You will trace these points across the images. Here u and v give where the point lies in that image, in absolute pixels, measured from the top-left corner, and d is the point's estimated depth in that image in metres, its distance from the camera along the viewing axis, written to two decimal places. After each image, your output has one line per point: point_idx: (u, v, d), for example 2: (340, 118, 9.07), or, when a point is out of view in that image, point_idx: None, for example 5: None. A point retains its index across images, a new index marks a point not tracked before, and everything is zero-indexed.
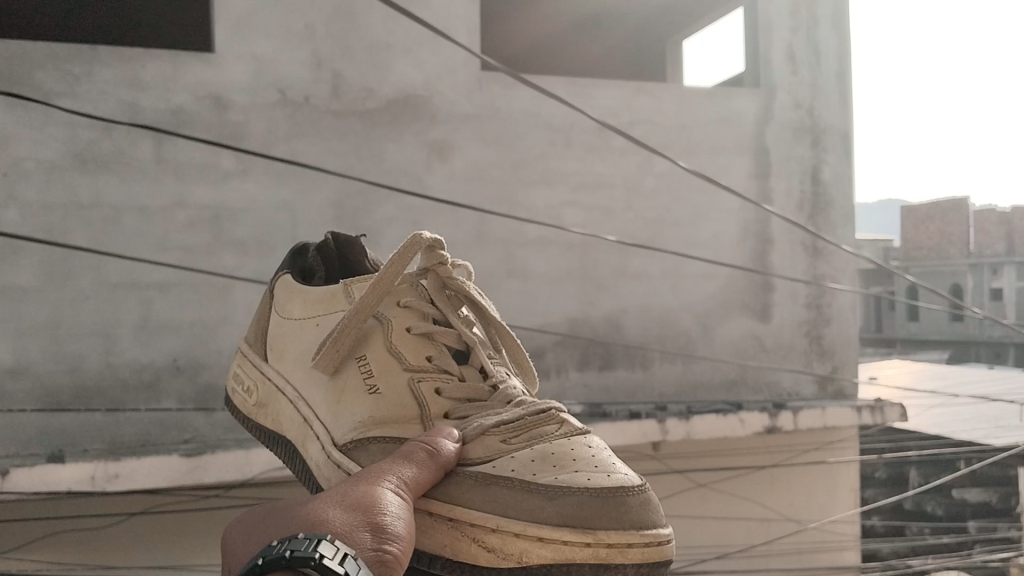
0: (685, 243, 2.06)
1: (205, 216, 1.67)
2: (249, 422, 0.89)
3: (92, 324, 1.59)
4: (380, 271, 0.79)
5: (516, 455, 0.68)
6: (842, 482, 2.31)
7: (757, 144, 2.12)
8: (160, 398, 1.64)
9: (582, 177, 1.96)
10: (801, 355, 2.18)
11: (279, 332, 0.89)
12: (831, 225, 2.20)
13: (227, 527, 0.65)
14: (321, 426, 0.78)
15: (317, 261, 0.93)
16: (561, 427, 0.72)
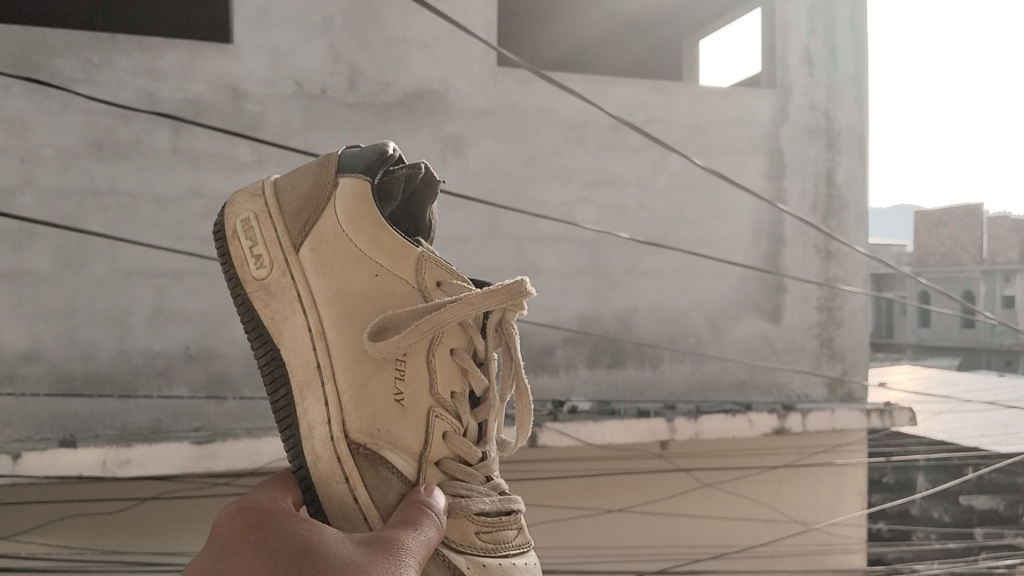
0: (697, 243, 2.06)
1: (221, 205, 1.67)
2: (234, 284, 0.73)
3: (107, 311, 1.60)
4: (479, 298, 0.72)
5: (483, 560, 0.68)
6: (853, 486, 2.29)
7: (771, 145, 2.12)
8: (172, 385, 1.65)
9: (595, 175, 1.96)
10: (812, 358, 2.18)
11: (325, 230, 0.75)
12: (845, 228, 2.20)
13: (226, 512, 0.59)
14: (335, 397, 0.72)
15: (396, 185, 0.77)
16: (518, 537, 0.72)
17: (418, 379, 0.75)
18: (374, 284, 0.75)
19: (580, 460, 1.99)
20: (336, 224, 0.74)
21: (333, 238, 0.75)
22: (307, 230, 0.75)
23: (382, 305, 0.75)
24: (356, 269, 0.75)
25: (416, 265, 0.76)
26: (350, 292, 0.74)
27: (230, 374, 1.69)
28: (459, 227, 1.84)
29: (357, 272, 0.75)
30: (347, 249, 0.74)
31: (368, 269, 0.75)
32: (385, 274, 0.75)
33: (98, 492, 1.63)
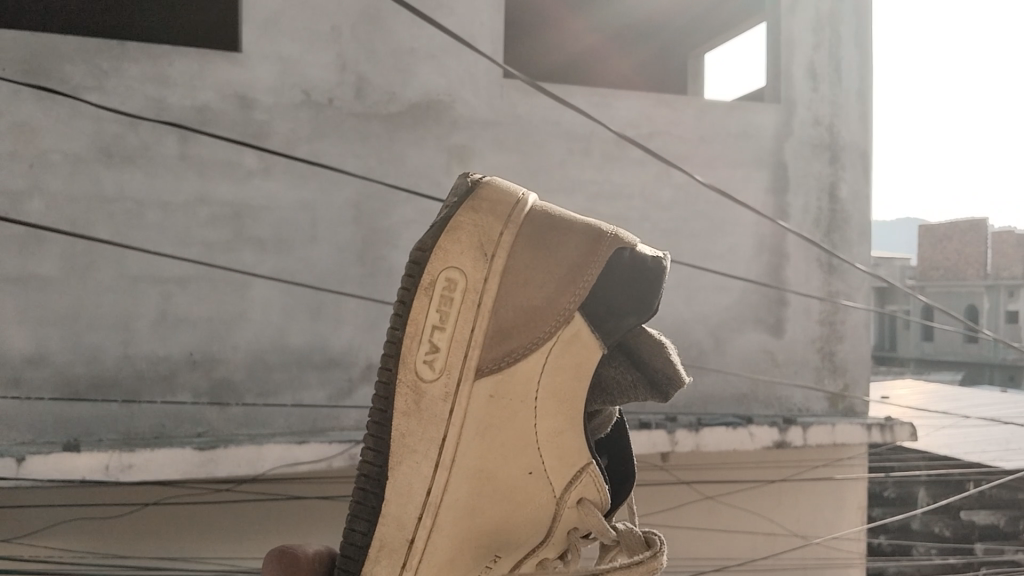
0: (701, 256, 2.06)
1: (227, 213, 1.68)
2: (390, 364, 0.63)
3: (112, 316, 1.61)
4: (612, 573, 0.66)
5: None
6: (853, 501, 2.29)
7: (775, 159, 2.12)
8: (175, 391, 1.66)
9: (600, 186, 1.97)
10: (813, 372, 2.18)
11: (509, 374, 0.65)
12: (847, 243, 2.20)
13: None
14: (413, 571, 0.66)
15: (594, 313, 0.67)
16: None
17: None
18: (522, 467, 0.68)
19: None
20: (530, 372, 0.66)
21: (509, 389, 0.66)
22: (494, 362, 0.65)
23: (511, 486, 0.68)
24: (514, 437, 0.67)
25: (572, 475, 0.69)
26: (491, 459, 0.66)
27: (233, 381, 1.70)
28: None
29: (513, 441, 0.67)
30: (522, 408, 0.67)
31: (524, 443, 0.67)
32: (535, 462, 0.68)
33: (98, 497, 1.63)
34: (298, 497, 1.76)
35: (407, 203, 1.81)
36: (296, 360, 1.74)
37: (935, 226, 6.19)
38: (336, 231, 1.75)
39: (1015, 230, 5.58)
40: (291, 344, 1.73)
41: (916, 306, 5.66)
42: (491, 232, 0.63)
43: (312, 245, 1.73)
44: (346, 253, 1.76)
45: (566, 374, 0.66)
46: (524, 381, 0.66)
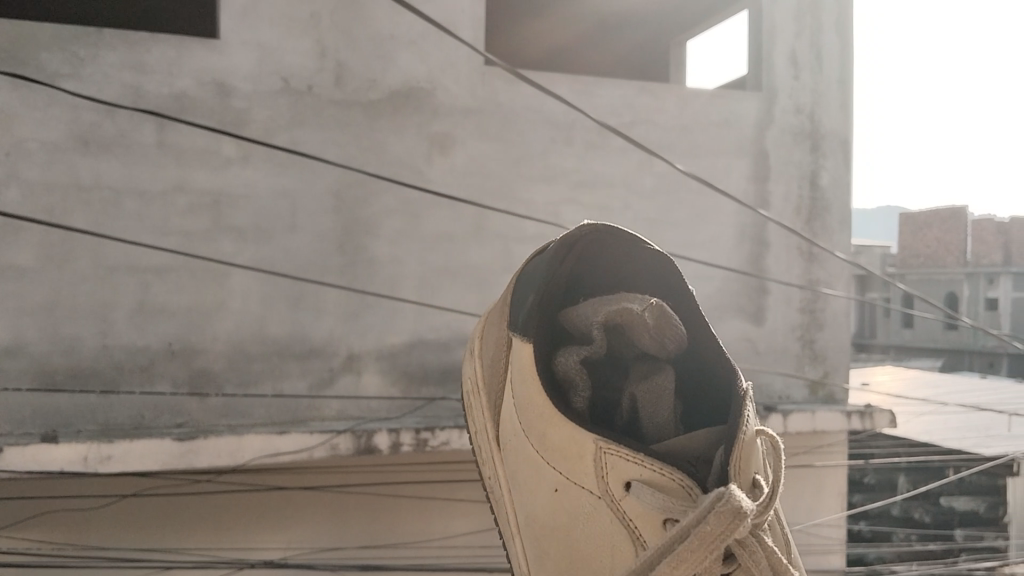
0: (683, 245, 2.06)
1: (205, 201, 1.67)
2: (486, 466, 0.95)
3: (89, 306, 1.59)
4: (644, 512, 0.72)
5: None
6: (831, 487, 2.31)
7: (757, 148, 2.12)
8: (154, 381, 1.64)
9: (582, 175, 1.96)
10: (794, 360, 2.19)
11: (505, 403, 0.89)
12: (828, 231, 2.21)
13: None
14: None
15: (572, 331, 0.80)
16: None
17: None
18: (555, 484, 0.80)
19: None
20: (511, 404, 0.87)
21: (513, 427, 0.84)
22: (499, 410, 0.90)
23: (568, 499, 0.79)
24: (538, 469, 0.81)
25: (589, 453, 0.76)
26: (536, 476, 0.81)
27: (213, 371, 1.68)
28: (445, 226, 1.85)
29: (538, 471, 0.81)
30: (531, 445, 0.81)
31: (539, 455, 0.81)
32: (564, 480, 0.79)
33: (72, 488, 1.62)
34: (281, 488, 1.76)
35: (388, 191, 1.79)
36: (276, 350, 1.73)
37: (915, 213, 6.23)
38: (316, 220, 1.74)
39: (994, 219, 5.63)
40: (271, 334, 1.72)
41: (897, 294, 5.70)
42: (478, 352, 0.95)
43: (292, 234, 1.72)
44: (326, 242, 1.75)
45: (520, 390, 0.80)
46: (522, 425, 0.82)
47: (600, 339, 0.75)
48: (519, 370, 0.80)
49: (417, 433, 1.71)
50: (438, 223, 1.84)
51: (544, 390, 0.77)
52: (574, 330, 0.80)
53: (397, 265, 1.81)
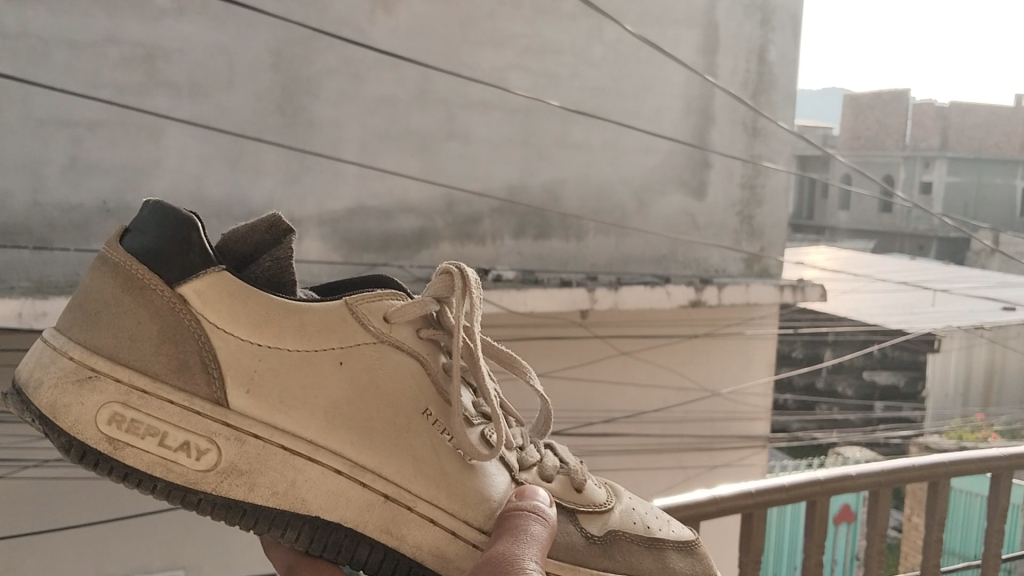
0: (627, 115, 2.10)
1: (138, 54, 1.58)
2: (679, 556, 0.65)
3: (19, 161, 1.52)
4: (350, 305, 0.55)
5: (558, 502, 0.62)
6: (758, 354, 2.45)
7: (707, 19, 2.16)
8: (90, 239, 1.60)
9: (528, 41, 1.94)
10: (732, 234, 2.31)
11: (262, 377, 0.51)
12: (772, 105, 2.31)
13: None
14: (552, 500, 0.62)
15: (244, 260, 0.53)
16: (582, 503, 0.63)
17: (334, 396, 0.53)
18: (327, 377, 0.53)
19: (507, 328, 2.02)
20: (290, 387, 0.52)
21: (117, 415, 0.47)
22: (312, 354, 0.53)
23: (345, 408, 0.53)
24: (316, 392, 0.53)
25: (358, 320, 0.55)
26: (331, 424, 0.53)
27: None
28: (388, 87, 1.81)
29: (311, 413, 0.52)
30: (293, 379, 0.52)
31: (301, 401, 0.52)
32: (402, 489, 0.54)
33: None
34: None
35: (329, 50, 1.74)
36: (215, 212, 1.69)
37: None
38: (253, 78, 1.67)
39: None
40: (209, 195, 1.67)
41: None
42: (216, 361, 0.50)
43: (230, 91, 1.66)
44: (265, 103, 1.69)
45: (228, 319, 0.50)
46: (284, 404, 0.51)
47: (266, 239, 0.52)
48: (251, 291, 0.51)
49: None
50: (381, 85, 1.80)
51: (242, 295, 0.51)
52: (243, 258, 0.53)
53: (338, 128, 1.77)
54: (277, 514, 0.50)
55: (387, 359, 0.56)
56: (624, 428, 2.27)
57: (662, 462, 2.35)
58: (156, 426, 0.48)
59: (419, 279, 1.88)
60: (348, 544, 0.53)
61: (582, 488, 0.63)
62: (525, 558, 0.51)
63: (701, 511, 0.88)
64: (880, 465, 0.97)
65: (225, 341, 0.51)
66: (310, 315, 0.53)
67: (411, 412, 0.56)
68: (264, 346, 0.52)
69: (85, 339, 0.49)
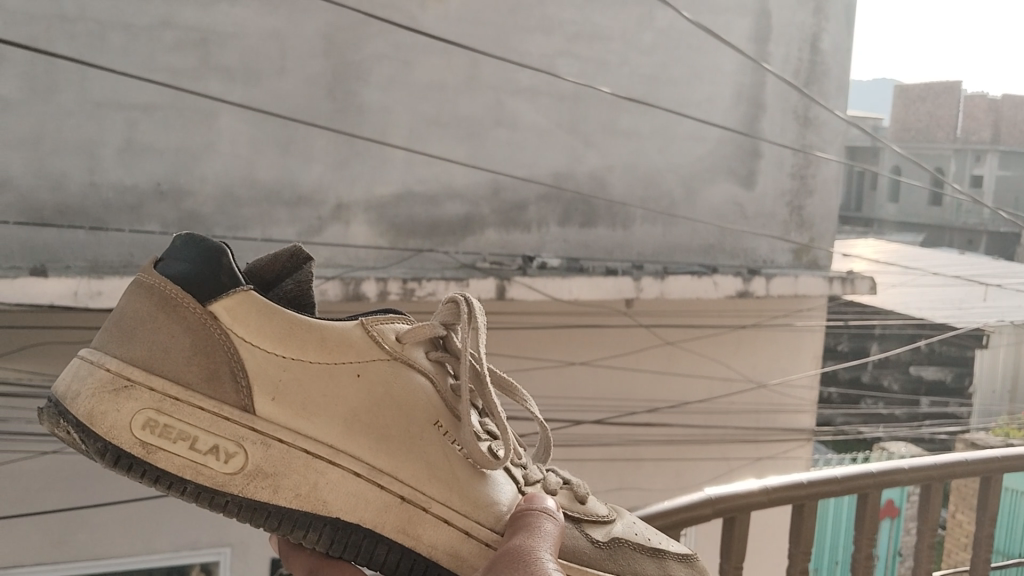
0: (676, 103, 2.09)
1: (192, 38, 1.60)
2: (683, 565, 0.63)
3: (76, 142, 1.54)
4: (361, 326, 0.54)
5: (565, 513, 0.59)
6: (805, 347, 2.43)
7: (759, 6, 2.13)
8: (143, 221, 1.61)
9: (578, 27, 1.94)
10: (781, 224, 2.29)
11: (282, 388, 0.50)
12: (824, 94, 2.29)
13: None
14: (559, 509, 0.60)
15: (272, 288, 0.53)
16: (587, 514, 0.60)
17: (354, 405, 0.52)
18: (344, 389, 0.52)
19: (552, 313, 2.04)
20: (310, 398, 0.51)
21: (150, 420, 0.46)
22: (330, 368, 0.52)
23: (365, 418, 0.52)
24: (336, 404, 0.51)
25: (371, 338, 0.54)
26: (349, 435, 0.51)
27: (201, 213, 1.65)
28: (438, 73, 1.81)
29: (329, 424, 0.51)
30: (311, 392, 0.51)
31: (323, 410, 0.51)
32: (423, 494, 0.52)
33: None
34: None
35: (380, 35, 1.74)
36: (265, 195, 1.70)
37: None
38: (305, 62, 1.69)
39: None
40: (260, 178, 1.69)
41: None
42: (241, 369, 0.49)
43: (282, 76, 1.68)
44: (316, 87, 1.71)
45: (252, 333, 0.50)
46: (304, 415, 0.50)
47: (294, 264, 0.53)
48: (272, 305, 0.50)
49: (405, 282, 1.75)
50: (432, 72, 1.80)
51: (265, 312, 0.50)
52: (269, 286, 0.53)
53: (387, 113, 1.78)
54: (298, 517, 0.49)
55: (404, 373, 0.55)
56: (668, 418, 2.26)
57: (708, 454, 2.33)
58: (188, 431, 0.47)
59: (465, 264, 1.88)
60: (366, 545, 0.51)
61: (585, 500, 0.61)
62: (540, 552, 0.50)
63: (753, 501, 0.88)
64: (932, 459, 0.96)
65: (248, 352, 0.49)
66: (329, 330, 0.52)
67: (430, 423, 0.54)
68: (285, 357, 0.51)
69: (116, 350, 0.48)
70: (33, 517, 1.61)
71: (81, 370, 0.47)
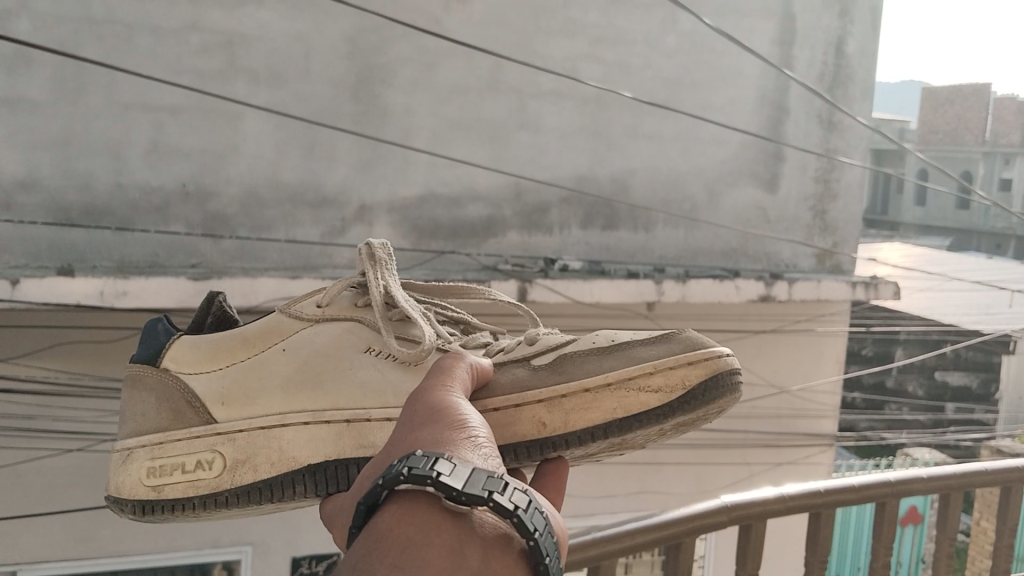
0: (701, 107, 2.08)
1: (218, 41, 1.61)
2: (649, 350, 0.58)
3: (103, 143, 1.56)
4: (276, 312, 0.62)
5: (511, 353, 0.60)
6: (830, 352, 2.40)
7: (784, 10, 2.12)
8: (168, 221, 1.63)
9: (601, 31, 1.93)
10: (804, 229, 2.28)
11: (232, 382, 0.59)
12: (849, 99, 2.27)
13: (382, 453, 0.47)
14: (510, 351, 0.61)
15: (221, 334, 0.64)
16: (529, 346, 0.61)
17: (287, 370, 0.59)
18: (275, 362, 0.59)
19: (574, 315, 2.05)
20: (252, 383, 0.59)
21: (152, 468, 0.56)
22: (261, 352, 0.60)
23: (296, 377, 0.58)
24: (276, 372, 0.59)
25: (287, 319, 0.61)
26: (289, 390, 0.58)
27: (226, 214, 1.67)
28: (460, 77, 1.82)
29: (273, 391, 0.58)
30: (249, 379, 0.59)
31: (262, 387, 0.58)
32: (363, 409, 0.57)
33: (20, 320, 1.56)
34: None
35: (404, 38, 1.75)
36: (289, 196, 1.72)
37: None
38: (330, 65, 1.70)
39: None
40: (284, 179, 1.71)
41: None
42: (193, 393, 0.59)
43: (306, 78, 1.68)
44: (340, 90, 1.72)
45: (190, 365, 0.59)
46: (250, 395, 0.58)
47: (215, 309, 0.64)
48: (204, 341, 0.60)
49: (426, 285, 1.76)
50: (454, 76, 1.81)
51: (187, 345, 0.60)
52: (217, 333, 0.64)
53: (410, 117, 1.79)
54: (279, 478, 0.55)
55: (325, 330, 0.61)
56: None
57: (728, 458, 2.34)
58: (176, 461, 0.56)
59: (487, 266, 1.90)
60: (345, 473, 0.55)
61: (532, 336, 0.62)
62: (444, 392, 0.50)
63: (770, 509, 0.88)
64: (952, 468, 0.96)
65: (190, 378, 0.59)
66: (247, 331, 0.61)
67: (354, 355, 0.59)
68: (229, 369, 0.59)
69: (122, 432, 0.60)
70: (62, 514, 1.64)
71: (102, 458, 0.59)
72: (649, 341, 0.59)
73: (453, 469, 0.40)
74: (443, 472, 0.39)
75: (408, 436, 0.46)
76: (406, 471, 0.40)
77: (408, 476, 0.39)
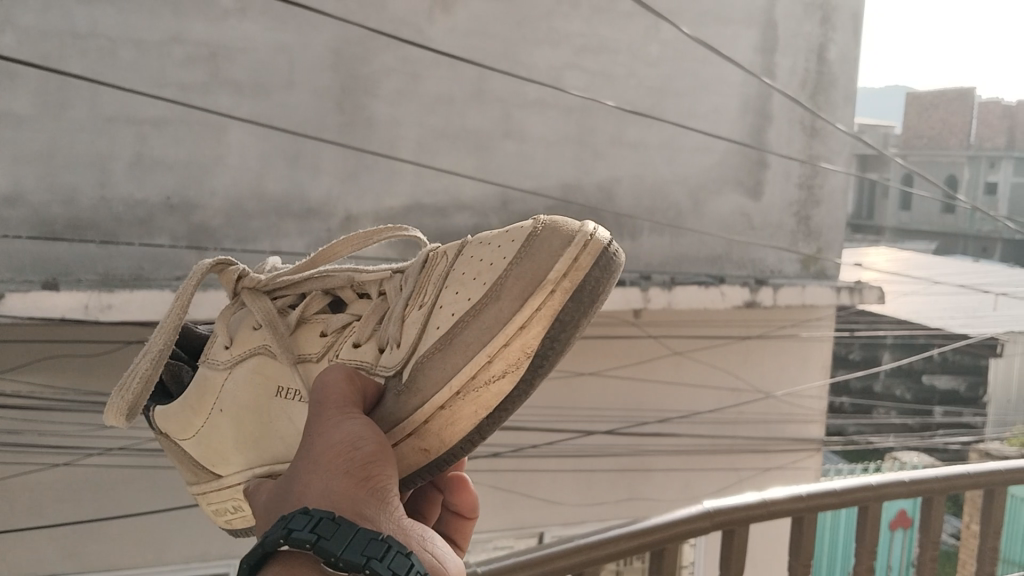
0: (684, 115, 2.09)
1: (202, 53, 1.61)
2: (488, 335, 0.55)
3: (88, 156, 1.56)
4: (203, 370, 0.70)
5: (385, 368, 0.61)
6: (814, 357, 2.44)
7: (766, 18, 2.13)
8: (153, 234, 1.63)
9: (585, 40, 1.94)
10: (788, 235, 2.30)
11: (210, 440, 0.69)
12: (831, 105, 2.28)
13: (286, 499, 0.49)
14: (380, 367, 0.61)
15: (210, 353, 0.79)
16: (395, 355, 0.60)
17: (233, 427, 0.67)
18: (222, 417, 0.68)
19: None
20: (218, 440, 0.68)
21: (215, 511, 0.71)
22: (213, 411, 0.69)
23: (239, 433, 0.67)
24: (228, 433, 0.68)
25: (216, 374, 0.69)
26: (247, 448, 0.66)
27: (211, 226, 1.67)
28: (445, 87, 1.82)
29: (238, 447, 0.67)
30: (217, 440, 0.69)
31: (227, 443, 0.68)
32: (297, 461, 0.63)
33: (4, 335, 1.55)
34: None
35: (387, 49, 1.76)
36: (274, 207, 1.72)
37: None
38: (315, 77, 1.70)
39: None
40: (269, 191, 1.71)
41: None
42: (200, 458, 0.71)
43: (291, 90, 1.69)
44: (325, 102, 1.72)
45: (176, 431, 0.71)
46: (224, 452, 0.68)
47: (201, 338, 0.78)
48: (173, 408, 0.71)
49: None
50: (439, 85, 1.82)
51: (165, 414, 0.72)
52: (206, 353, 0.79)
53: (396, 127, 1.80)
54: None
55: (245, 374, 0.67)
56: (678, 429, 2.29)
57: (715, 463, 2.36)
58: (219, 507, 0.70)
59: None
60: None
61: (398, 344, 0.61)
62: (340, 432, 0.51)
63: (750, 513, 0.89)
64: (933, 471, 0.97)
65: (189, 443, 0.71)
66: (192, 394, 0.70)
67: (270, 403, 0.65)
68: (201, 430, 0.70)
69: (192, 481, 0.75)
70: (49, 529, 1.64)
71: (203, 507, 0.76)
72: (488, 312, 0.55)
73: (334, 530, 0.43)
74: (322, 537, 0.43)
75: (305, 485, 0.49)
76: (287, 537, 0.43)
77: (292, 539, 0.43)
